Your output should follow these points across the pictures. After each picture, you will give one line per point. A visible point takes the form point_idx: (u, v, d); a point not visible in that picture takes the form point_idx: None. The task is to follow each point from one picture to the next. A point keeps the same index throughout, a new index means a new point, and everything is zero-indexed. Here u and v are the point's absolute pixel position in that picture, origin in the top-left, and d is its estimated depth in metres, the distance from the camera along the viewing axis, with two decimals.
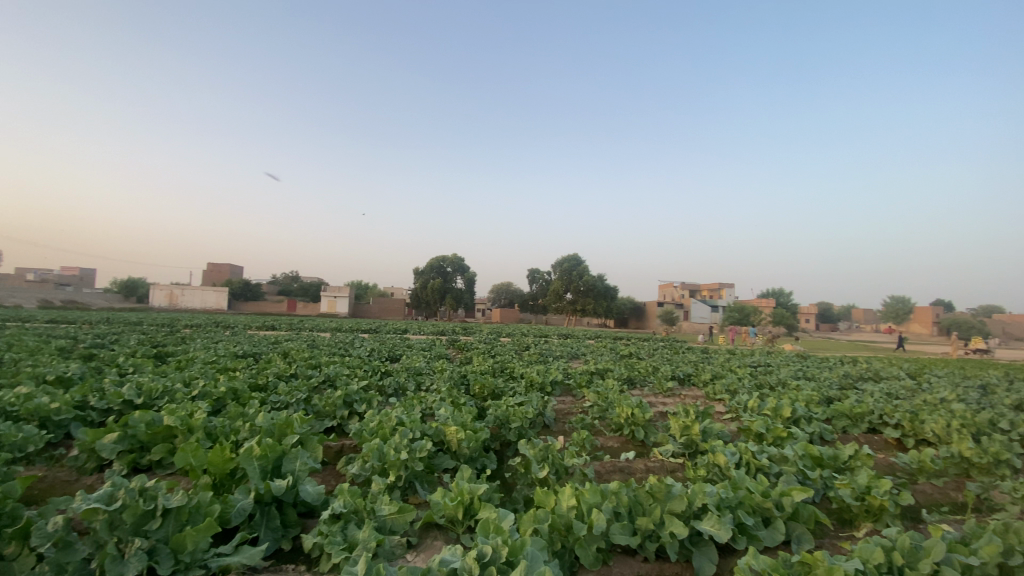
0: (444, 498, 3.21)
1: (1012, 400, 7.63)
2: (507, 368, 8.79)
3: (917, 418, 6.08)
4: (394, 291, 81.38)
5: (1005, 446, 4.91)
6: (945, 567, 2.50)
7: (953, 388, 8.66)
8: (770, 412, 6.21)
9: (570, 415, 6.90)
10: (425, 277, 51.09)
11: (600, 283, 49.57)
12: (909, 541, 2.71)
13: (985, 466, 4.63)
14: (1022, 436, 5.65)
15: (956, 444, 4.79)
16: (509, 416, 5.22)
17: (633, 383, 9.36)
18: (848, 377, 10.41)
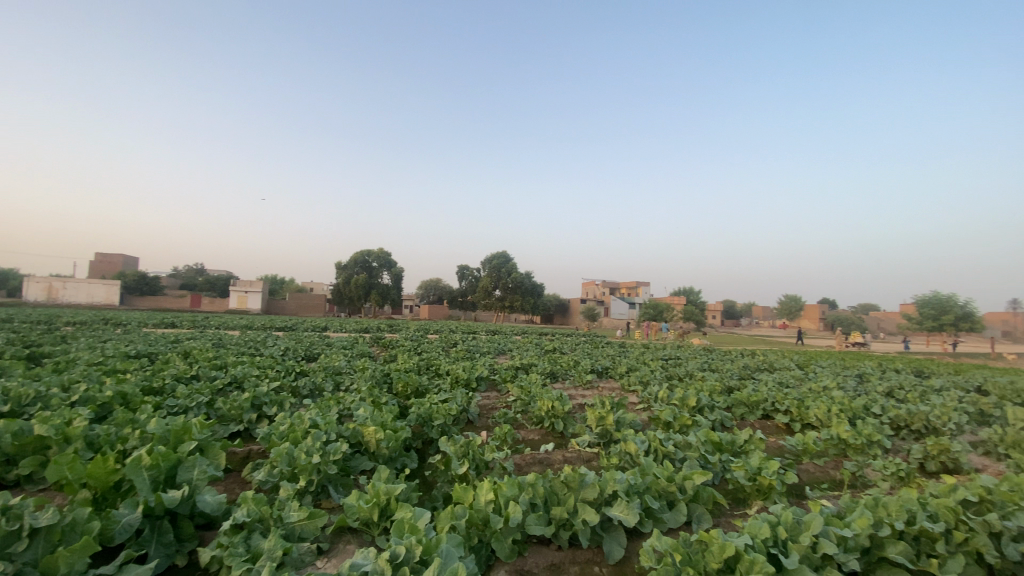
0: (359, 501, 3.10)
1: (877, 386, 8.73)
2: (432, 365, 8.69)
3: (803, 404, 6.78)
4: (315, 286, 77.55)
5: (873, 428, 5.59)
6: (821, 539, 2.79)
7: (831, 377, 9.75)
8: (678, 402, 6.64)
9: (493, 410, 6.97)
10: (349, 272, 49.23)
11: (528, 280, 50.51)
12: (792, 517, 2.99)
13: (858, 446, 5.23)
14: (884, 418, 6.48)
15: (835, 427, 5.38)
16: (432, 413, 5.16)
17: (556, 376, 9.63)
18: (748, 369, 11.38)
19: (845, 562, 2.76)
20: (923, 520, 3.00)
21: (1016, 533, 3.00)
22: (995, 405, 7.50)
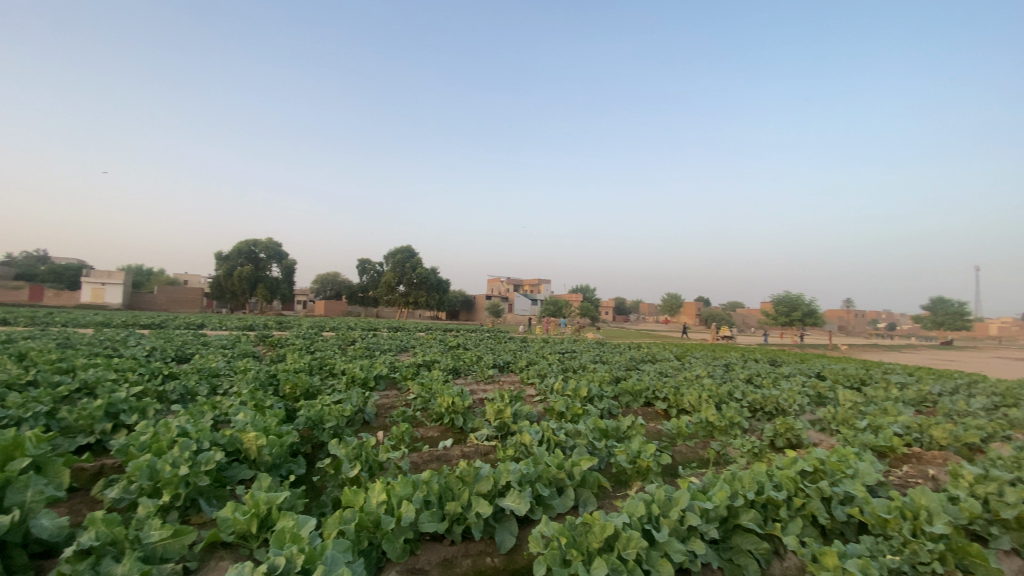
0: (235, 512, 2.85)
1: (740, 374, 9.92)
2: (326, 364, 8.26)
3: (679, 391, 7.50)
4: (191, 279, 69.75)
5: (735, 411, 6.34)
6: (687, 512, 3.11)
7: (704, 367, 10.89)
8: (572, 393, 7.00)
9: (391, 409, 6.81)
10: (233, 263, 44.97)
11: (432, 276, 49.89)
12: (665, 494, 3.30)
13: (722, 427, 5.91)
14: (744, 401, 7.39)
15: (705, 411, 6.02)
16: (324, 415, 4.92)
17: (457, 372, 9.65)
18: (635, 360, 12.31)
19: (706, 531, 3.10)
20: (769, 489, 3.46)
21: (837, 495, 3.58)
22: (827, 388, 8.89)
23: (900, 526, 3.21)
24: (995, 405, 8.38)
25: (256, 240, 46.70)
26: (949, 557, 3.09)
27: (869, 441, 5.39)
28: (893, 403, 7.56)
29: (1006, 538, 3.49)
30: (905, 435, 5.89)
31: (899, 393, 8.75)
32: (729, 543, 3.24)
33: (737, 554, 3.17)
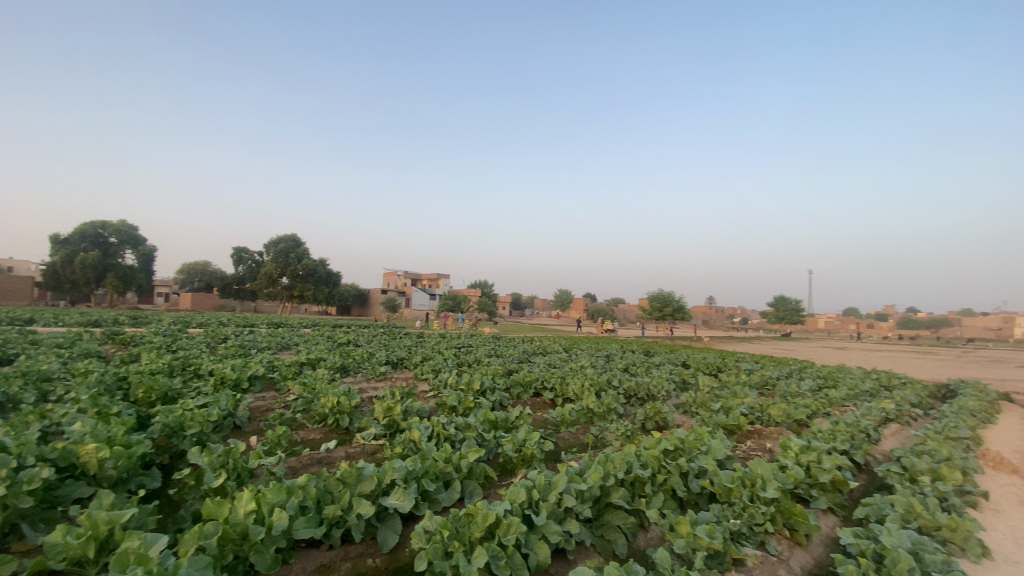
0: (66, 535, 2.44)
1: (620, 364, 10.75)
2: (191, 364, 7.41)
3: (565, 382, 7.93)
4: (14, 267, 58.15)
5: (613, 398, 6.87)
6: (564, 495, 3.30)
7: (589, 358, 11.62)
8: (463, 387, 7.07)
9: (269, 411, 6.32)
10: (73, 248, 38.34)
11: (321, 268, 46.99)
12: (545, 480, 3.47)
13: (601, 414, 6.37)
14: (622, 389, 8.03)
15: (586, 399, 6.44)
16: (186, 421, 4.43)
17: (345, 370, 9.23)
18: (526, 353, 12.75)
19: (581, 511, 3.32)
20: (637, 468, 3.80)
21: (693, 470, 4.04)
22: (691, 374, 9.99)
23: (740, 492, 3.71)
24: (816, 385, 10.06)
25: (105, 223, 40.40)
26: (776, 516, 3.64)
27: (721, 420, 6.17)
28: (741, 387, 8.72)
29: (818, 496, 4.20)
30: (749, 414, 6.83)
31: (747, 378, 10.11)
32: (601, 520, 3.50)
33: (607, 530, 3.44)
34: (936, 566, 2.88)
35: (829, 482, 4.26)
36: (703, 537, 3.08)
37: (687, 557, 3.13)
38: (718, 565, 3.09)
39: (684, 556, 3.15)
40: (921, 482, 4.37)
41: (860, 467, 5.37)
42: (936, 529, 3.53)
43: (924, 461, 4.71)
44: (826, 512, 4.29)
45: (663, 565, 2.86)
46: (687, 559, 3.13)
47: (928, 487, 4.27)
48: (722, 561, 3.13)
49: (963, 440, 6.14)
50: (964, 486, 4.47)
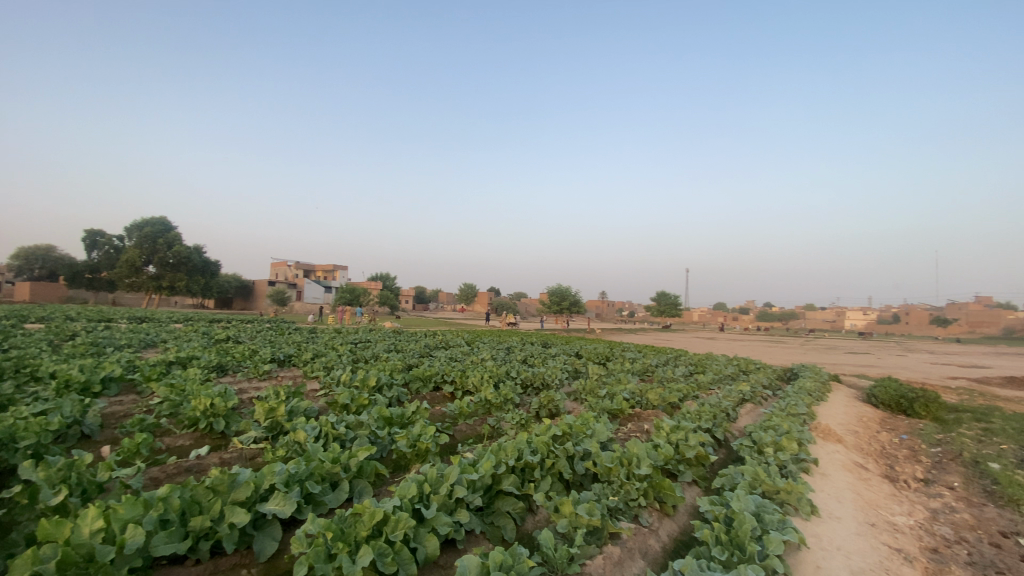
0: None
1: (518, 356, 11.06)
2: (23, 365, 6.29)
3: (464, 374, 7.97)
4: None
5: (510, 389, 7.05)
6: (455, 486, 3.34)
7: (489, 351, 11.80)
8: (358, 383, 6.80)
9: (127, 417, 5.58)
10: None
11: (197, 256, 42.20)
12: (436, 472, 3.47)
13: (498, 404, 6.52)
14: (519, 380, 8.27)
15: (484, 390, 6.53)
16: (14, 432, 3.75)
17: (224, 369, 8.42)
18: (427, 347, 12.60)
19: (472, 501, 3.38)
20: (527, 455, 3.95)
21: (579, 453, 4.29)
22: (584, 364, 10.57)
23: (619, 471, 4.01)
24: (690, 372, 11.20)
25: None
26: (649, 490, 4.01)
27: (608, 406, 6.62)
28: (626, 375, 9.43)
29: (685, 471, 4.69)
30: (632, 399, 7.41)
31: (632, 366, 10.95)
32: (491, 508, 3.60)
33: (497, 517, 3.54)
34: (772, 524, 3.36)
35: (694, 457, 4.78)
36: (583, 515, 3.30)
37: (569, 535, 3.34)
38: (596, 540, 3.34)
39: (567, 535, 3.35)
40: (765, 452, 5.07)
41: (721, 442, 6.09)
42: (775, 492, 4.10)
43: (769, 435, 5.47)
44: (691, 484, 4.81)
45: (546, 545, 3.02)
46: (569, 538, 3.33)
47: (771, 457, 4.97)
48: (600, 536, 3.38)
49: (799, 415, 7.23)
50: (798, 454, 5.28)
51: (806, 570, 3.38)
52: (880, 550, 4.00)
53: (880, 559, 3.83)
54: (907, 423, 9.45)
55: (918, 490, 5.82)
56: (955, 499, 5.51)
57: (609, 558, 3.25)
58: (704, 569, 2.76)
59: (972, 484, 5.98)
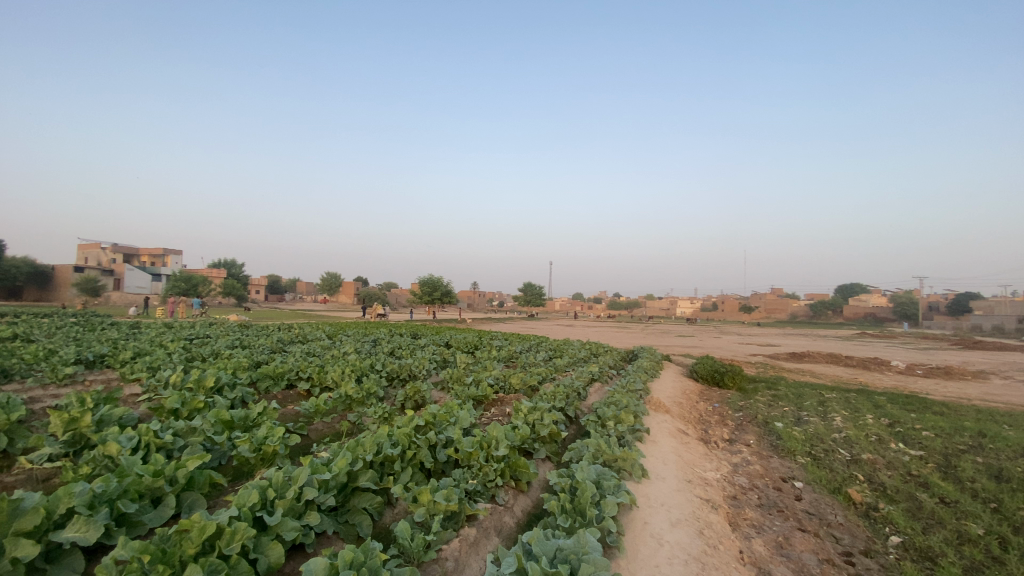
0: None
1: (384, 348, 10.72)
2: None
3: (323, 369, 7.48)
4: None
5: (373, 382, 6.81)
6: (305, 488, 3.12)
7: (352, 343, 11.23)
8: (193, 384, 5.97)
9: None
10: None
11: None
12: (283, 476, 3.21)
13: (360, 399, 6.24)
14: (383, 372, 8.02)
15: (344, 386, 6.18)
16: None
17: (4, 375, 6.77)
18: (280, 342, 11.54)
19: (324, 501, 3.20)
20: (386, 448, 3.84)
21: (440, 441, 4.31)
22: (451, 354, 10.64)
23: (478, 455, 4.13)
24: (550, 357, 11.95)
25: None
26: (505, 470, 4.20)
27: (472, 393, 6.76)
28: (492, 362, 9.72)
29: (539, 448, 5.02)
30: (496, 385, 7.68)
31: (497, 354, 11.34)
32: (346, 507, 3.44)
33: (353, 515, 3.41)
34: (609, 489, 3.78)
35: (547, 434, 5.14)
36: (441, 502, 3.34)
37: (427, 523, 3.35)
38: (453, 524, 3.41)
39: (424, 523, 3.37)
40: (608, 426, 5.65)
41: (572, 419, 6.64)
42: (613, 460, 4.61)
43: (612, 410, 6.11)
44: (544, 460, 5.17)
45: (403, 537, 3.00)
46: (426, 526, 3.34)
47: (612, 429, 5.56)
48: (457, 520, 3.46)
49: (638, 391, 8.19)
50: (635, 425, 5.98)
51: (636, 527, 3.87)
52: (694, 501, 4.74)
53: (693, 509, 4.54)
54: (720, 393, 11.29)
55: (725, 449, 7.01)
56: (750, 453, 6.75)
57: (465, 540, 3.35)
58: (550, 537, 3.00)
59: (762, 440, 7.39)
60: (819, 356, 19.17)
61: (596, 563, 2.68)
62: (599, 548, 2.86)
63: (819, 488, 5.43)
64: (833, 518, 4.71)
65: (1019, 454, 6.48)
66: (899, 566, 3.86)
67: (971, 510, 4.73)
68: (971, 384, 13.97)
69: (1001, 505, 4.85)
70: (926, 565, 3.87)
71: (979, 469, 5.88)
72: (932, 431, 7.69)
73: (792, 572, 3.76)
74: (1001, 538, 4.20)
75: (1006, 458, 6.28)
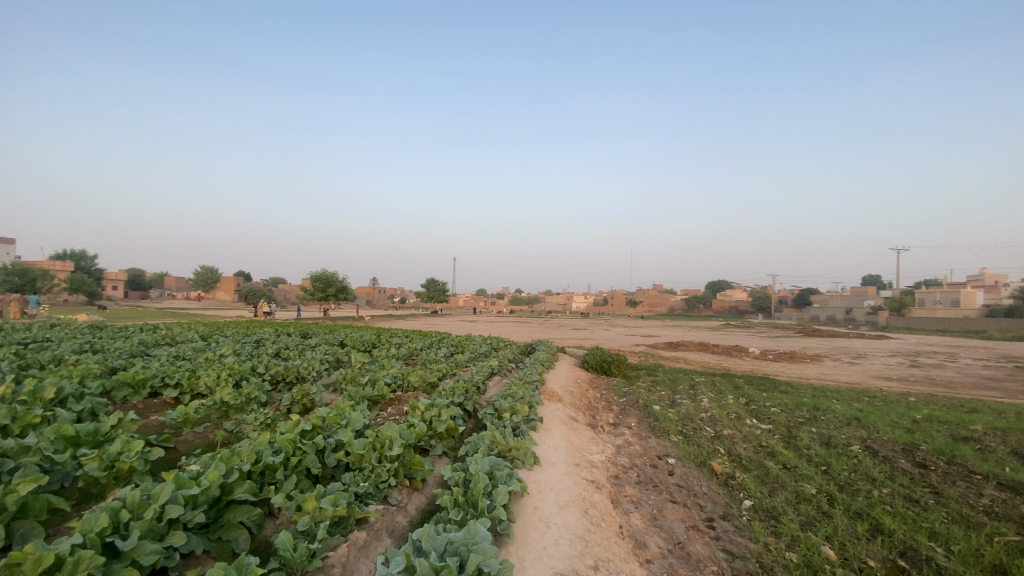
0: None
1: (270, 349, 9.95)
2: None
3: (194, 374, 6.74)
4: None
5: (254, 386, 6.30)
6: (168, 505, 2.77)
7: (231, 345, 10.24)
8: (25, 397, 5.06)
9: None
10: None
11: None
12: (141, 495, 2.82)
13: (238, 405, 5.72)
14: (267, 376, 7.44)
15: (219, 391, 5.63)
16: None
17: None
18: (142, 345, 10.16)
19: (191, 518, 2.87)
20: (267, 456, 3.56)
21: (329, 445, 4.10)
22: (345, 353, 10.19)
23: (371, 457, 3.99)
24: (450, 353, 11.93)
25: None
26: (399, 470, 4.13)
27: (367, 393, 6.53)
28: (389, 360, 9.48)
29: (435, 444, 5.00)
30: (393, 383, 7.50)
31: (396, 351, 11.06)
32: (219, 523, 3.13)
33: (228, 531, 3.10)
34: (501, 479, 3.89)
35: (444, 430, 5.13)
36: (328, 508, 3.19)
37: (312, 531, 3.18)
38: (341, 530, 3.28)
39: (309, 532, 3.19)
40: (504, 417, 5.79)
41: (470, 414, 6.71)
42: (507, 450, 4.75)
43: (508, 402, 6.27)
44: (441, 456, 5.17)
45: (284, 548, 2.81)
46: (311, 534, 3.17)
47: (508, 420, 5.71)
48: (346, 525, 3.33)
49: (534, 382, 8.50)
50: (529, 415, 6.22)
51: (527, 513, 4.03)
52: (581, 483, 5.05)
53: (580, 490, 4.84)
54: (609, 382, 12.09)
55: (610, 433, 7.54)
56: (632, 435, 7.34)
57: (354, 544, 3.25)
58: (441, 531, 3.02)
59: (643, 422, 8.07)
60: (693, 345, 21.35)
61: (485, 553, 2.76)
62: (489, 537, 2.95)
63: (688, 463, 6.06)
64: (699, 489, 5.30)
65: (842, 423, 7.78)
66: (749, 525, 4.45)
67: (806, 473, 5.59)
68: (809, 366, 16.45)
69: (828, 467, 5.80)
70: (771, 522, 4.50)
71: (812, 438, 6.96)
72: (779, 407, 8.95)
73: (664, 540, 4.17)
74: (826, 494, 5.02)
75: (832, 427, 7.51)
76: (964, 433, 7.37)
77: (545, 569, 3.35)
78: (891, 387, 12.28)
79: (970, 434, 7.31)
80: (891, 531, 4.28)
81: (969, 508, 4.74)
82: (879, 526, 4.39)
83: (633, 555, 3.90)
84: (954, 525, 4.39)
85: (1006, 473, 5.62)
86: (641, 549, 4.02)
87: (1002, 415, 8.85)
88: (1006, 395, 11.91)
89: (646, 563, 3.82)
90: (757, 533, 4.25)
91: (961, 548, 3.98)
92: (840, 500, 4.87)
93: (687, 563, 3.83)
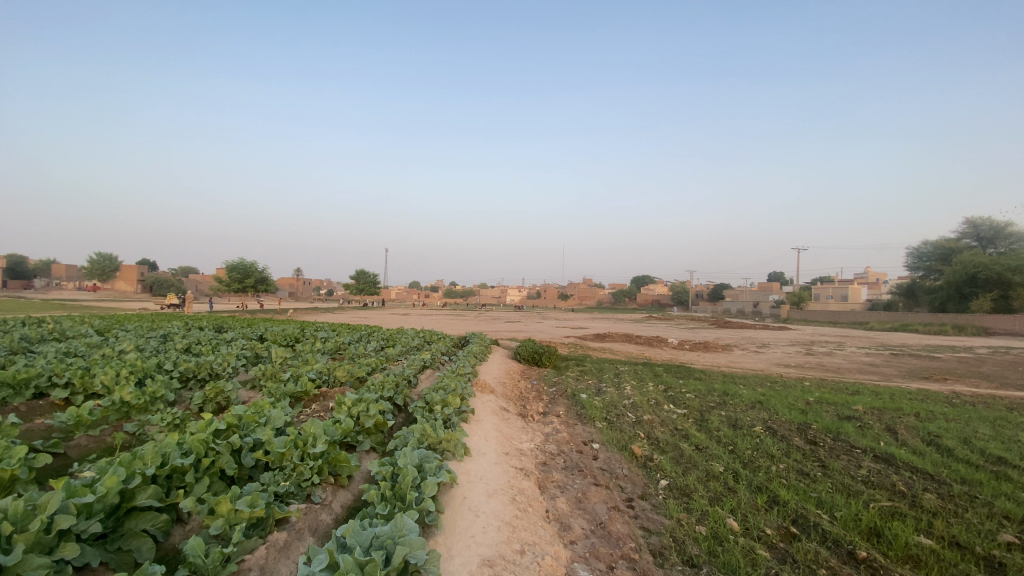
0: None
1: (179, 343, 9.20)
2: None
3: (88, 373, 6.07)
4: None
5: (159, 385, 5.81)
6: (57, 516, 2.48)
7: (133, 340, 9.32)
8: None
9: None
10: None
11: None
12: (24, 505, 2.50)
13: (141, 406, 5.23)
14: (175, 373, 6.87)
15: (118, 390, 5.11)
16: None
17: None
18: (24, 341, 9.01)
19: (85, 529, 2.60)
20: (175, 459, 3.29)
21: (246, 444, 3.89)
22: (264, 348, 9.66)
23: (292, 455, 3.84)
24: (380, 347, 11.60)
25: None
26: (324, 467, 4.00)
27: (289, 389, 6.22)
28: (315, 355, 9.11)
29: (363, 440, 4.89)
30: (317, 379, 7.21)
31: (322, 346, 10.61)
32: (118, 532, 2.85)
33: (128, 540, 2.84)
34: (430, 471, 3.89)
35: (372, 425, 5.03)
36: (244, 510, 3.01)
37: (226, 535, 2.99)
38: (259, 532, 3.13)
39: (222, 536, 3.00)
40: (435, 410, 5.74)
41: (400, 408, 6.62)
42: (438, 442, 4.72)
43: (439, 394, 6.23)
44: (369, 451, 5.05)
45: (194, 555, 2.62)
46: (225, 538, 2.99)
47: (439, 412, 5.67)
48: (264, 526, 3.18)
49: (466, 375, 8.50)
50: (461, 407, 6.24)
51: (456, 503, 4.06)
52: (510, 471, 5.16)
53: (508, 479, 4.94)
54: (539, 372, 12.36)
55: (539, 421, 7.76)
56: (560, 423, 7.58)
57: (274, 546, 3.13)
58: (366, 526, 2.97)
59: (570, 411, 8.35)
60: (618, 336, 22.34)
61: (412, 544, 2.76)
62: (416, 528, 2.95)
63: (611, 447, 6.37)
64: (620, 471, 5.60)
65: (748, 406, 8.53)
66: (665, 503, 4.78)
67: (715, 453, 6.08)
68: (720, 356, 17.76)
69: (735, 446, 6.34)
70: (684, 499, 4.85)
71: (721, 420, 7.56)
72: (694, 393, 9.62)
73: (587, 521, 4.39)
74: (732, 472, 5.49)
75: (739, 410, 8.21)
76: (848, 412, 8.31)
77: (473, 556, 3.41)
78: (790, 374, 13.57)
79: (853, 413, 8.27)
80: (786, 502, 4.77)
81: (850, 478, 5.39)
82: (776, 497, 4.88)
83: (558, 537, 4.07)
84: (838, 494, 4.97)
85: (879, 447, 6.43)
86: (565, 531, 4.21)
87: (878, 396, 10.10)
88: (882, 379, 13.55)
89: (570, 544, 4.00)
90: (671, 510, 4.57)
91: (842, 514, 4.51)
92: (744, 476, 5.34)
93: (608, 541, 4.05)
